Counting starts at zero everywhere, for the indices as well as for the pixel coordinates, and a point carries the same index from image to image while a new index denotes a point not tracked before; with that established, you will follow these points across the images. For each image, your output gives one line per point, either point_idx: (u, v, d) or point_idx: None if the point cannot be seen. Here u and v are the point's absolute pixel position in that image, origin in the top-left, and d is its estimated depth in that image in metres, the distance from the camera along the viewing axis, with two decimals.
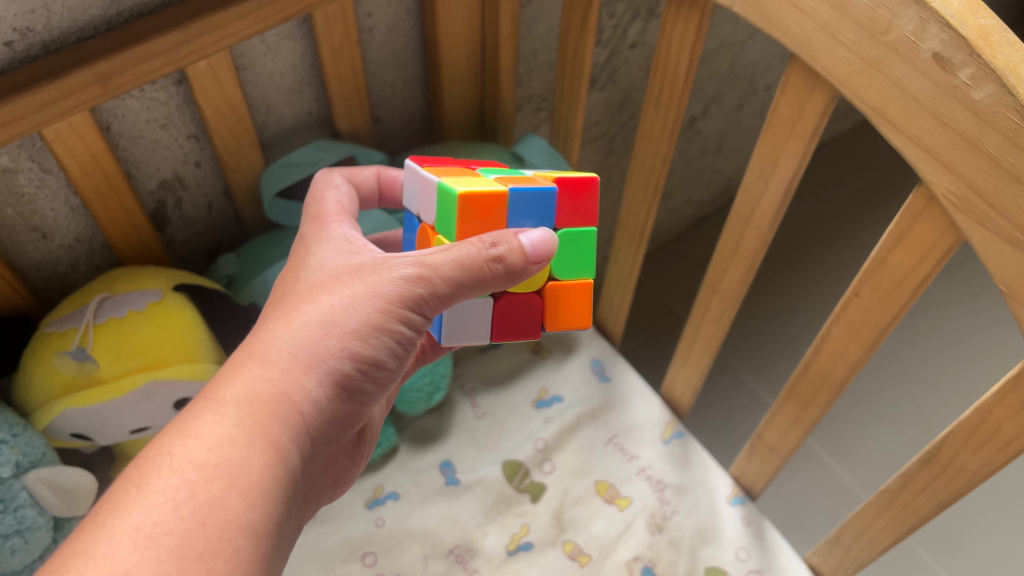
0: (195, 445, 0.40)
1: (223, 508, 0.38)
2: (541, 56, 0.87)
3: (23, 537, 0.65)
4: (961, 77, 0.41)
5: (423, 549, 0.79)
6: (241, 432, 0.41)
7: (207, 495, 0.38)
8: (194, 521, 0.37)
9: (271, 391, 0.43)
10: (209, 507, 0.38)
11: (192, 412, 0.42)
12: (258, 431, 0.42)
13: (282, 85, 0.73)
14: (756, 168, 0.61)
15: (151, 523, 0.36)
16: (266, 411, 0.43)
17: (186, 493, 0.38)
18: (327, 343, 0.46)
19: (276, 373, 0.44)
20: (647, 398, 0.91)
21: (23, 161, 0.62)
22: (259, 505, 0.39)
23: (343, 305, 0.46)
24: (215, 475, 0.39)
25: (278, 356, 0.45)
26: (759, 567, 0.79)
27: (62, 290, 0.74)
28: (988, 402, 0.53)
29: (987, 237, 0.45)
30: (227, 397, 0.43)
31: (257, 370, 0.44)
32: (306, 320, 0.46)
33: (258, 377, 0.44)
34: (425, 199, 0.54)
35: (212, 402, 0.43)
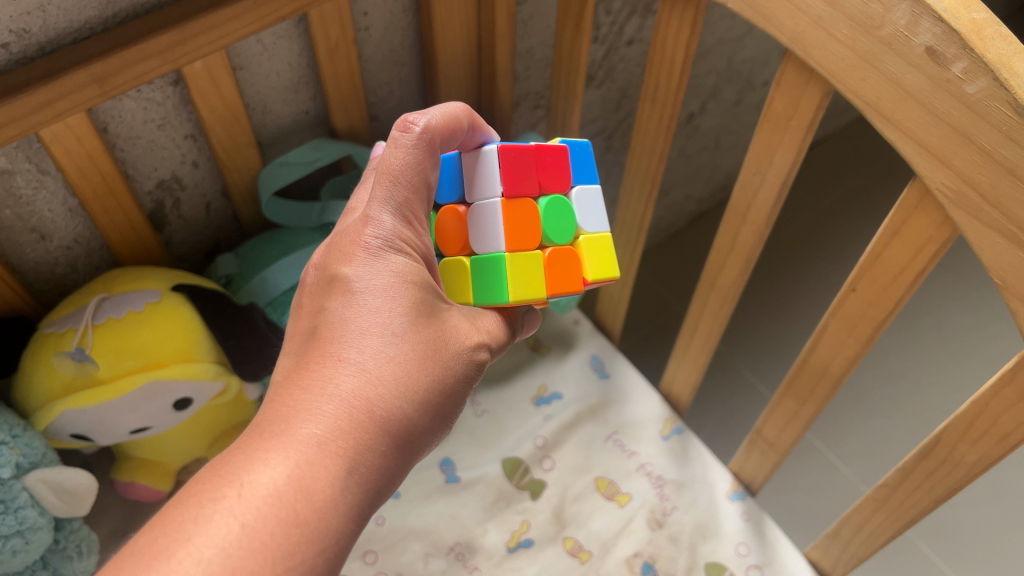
0: (283, 470, 0.41)
1: (305, 543, 0.39)
2: (537, 53, 0.87)
3: (24, 537, 0.65)
4: (953, 71, 0.41)
5: (424, 547, 0.79)
6: (334, 462, 0.42)
7: (310, 560, 0.39)
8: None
9: (361, 418, 0.44)
10: (306, 572, 0.39)
11: (287, 452, 0.41)
12: (350, 463, 0.43)
13: (279, 84, 0.73)
14: (752, 163, 0.61)
15: (232, 550, 0.37)
16: (358, 443, 0.43)
17: (273, 524, 0.39)
18: (417, 375, 0.47)
19: (364, 398, 0.45)
20: (647, 394, 0.91)
21: (20, 162, 0.62)
22: (338, 542, 0.41)
23: (427, 336, 0.48)
24: (305, 508, 0.40)
25: (367, 379, 0.45)
26: (759, 563, 0.80)
27: (61, 291, 0.74)
28: (985, 395, 0.53)
29: (982, 230, 0.45)
30: (319, 420, 0.43)
31: (345, 392, 0.44)
32: (395, 346, 0.47)
33: (347, 401, 0.44)
34: (483, 226, 0.56)
35: (300, 421, 0.43)
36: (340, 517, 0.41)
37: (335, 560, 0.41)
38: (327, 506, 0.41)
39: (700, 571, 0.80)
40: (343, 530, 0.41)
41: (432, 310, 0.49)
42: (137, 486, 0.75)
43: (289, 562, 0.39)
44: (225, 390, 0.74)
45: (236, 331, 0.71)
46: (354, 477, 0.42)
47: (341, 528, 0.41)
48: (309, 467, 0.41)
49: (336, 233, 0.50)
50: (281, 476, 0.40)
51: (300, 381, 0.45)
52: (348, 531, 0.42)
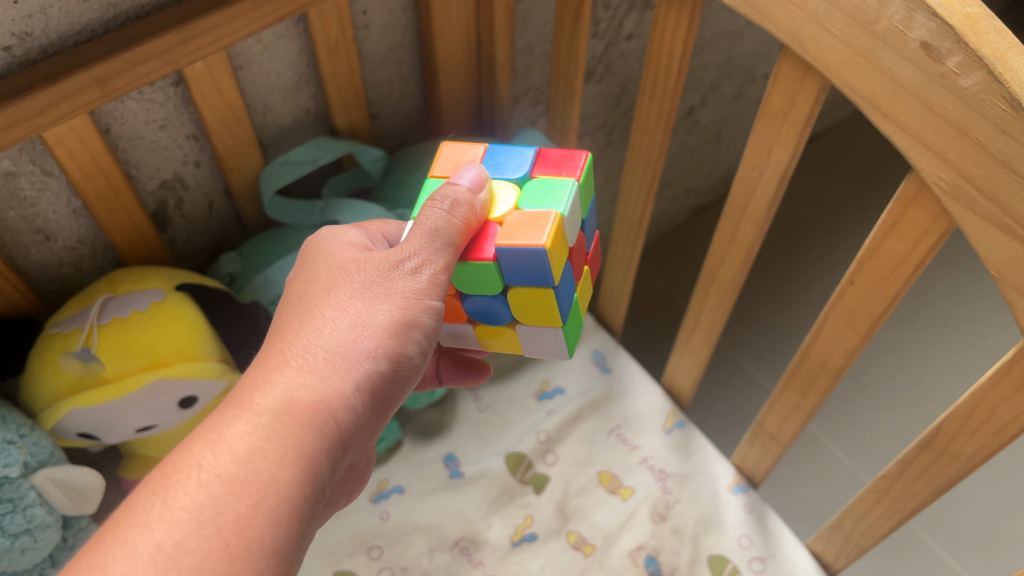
0: (225, 456, 0.43)
1: (248, 527, 0.41)
2: (537, 50, 0.87)
3: (33, 535, 0.66)
4: (948, 66, 0.42)
5: (429, 542, 0.80)
6: (273, 444, 0.44)
7: (237, 512, 0.41)
8: (222, 541, 0.40)
9: (304, 400, 0.46)
10: (235, 525, 0.41)
11: (209, 427, 0.45)
12: (292, 444, 0.45)
13: (279, 83, 0.73)
14: (750, 158, 0.61)
15: (174, 542, 0.40)
16: (300, 422, 0.46)
17: (212, 511, 0.41)
18: (358, 351, 0.49)
19: (307, 381, 0.47)
20: (648, 388, 0.91)
21: (24, 164, 0.63)
22: (284, 521, 0.43)
23: (367, 313, 0.50)
24: (243, 491, 0.42)
25: (309, 363, 0.48)
26: (761, 554, 0.80)
27: (66, 291, 0.75)
28: (983, 386, 0.54)
29: (978, 223, 0.45)
30: (261, 406, 0.45)
31: (288, 379, 0.47)
32: (333, 329, 0.49)
33: (290, 386, 0.47)
34: None
35: (246, 409, 0.45)
36: (266, 466, 0.43)
37: (271, 506, 0.42)
38: (248, 458, 0.43)
39: (703, 563, 0.80)
40: (275, 477, 0.43)
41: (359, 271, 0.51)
42: None
43: (216, 518, 0.41)
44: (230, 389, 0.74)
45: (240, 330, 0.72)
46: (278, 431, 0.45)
47: (287, 506, 0.43)
48: (230, 430, 0.44)
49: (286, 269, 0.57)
50: (222, 461, 0.43)
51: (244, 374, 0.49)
52: (295, 507, 0.44)
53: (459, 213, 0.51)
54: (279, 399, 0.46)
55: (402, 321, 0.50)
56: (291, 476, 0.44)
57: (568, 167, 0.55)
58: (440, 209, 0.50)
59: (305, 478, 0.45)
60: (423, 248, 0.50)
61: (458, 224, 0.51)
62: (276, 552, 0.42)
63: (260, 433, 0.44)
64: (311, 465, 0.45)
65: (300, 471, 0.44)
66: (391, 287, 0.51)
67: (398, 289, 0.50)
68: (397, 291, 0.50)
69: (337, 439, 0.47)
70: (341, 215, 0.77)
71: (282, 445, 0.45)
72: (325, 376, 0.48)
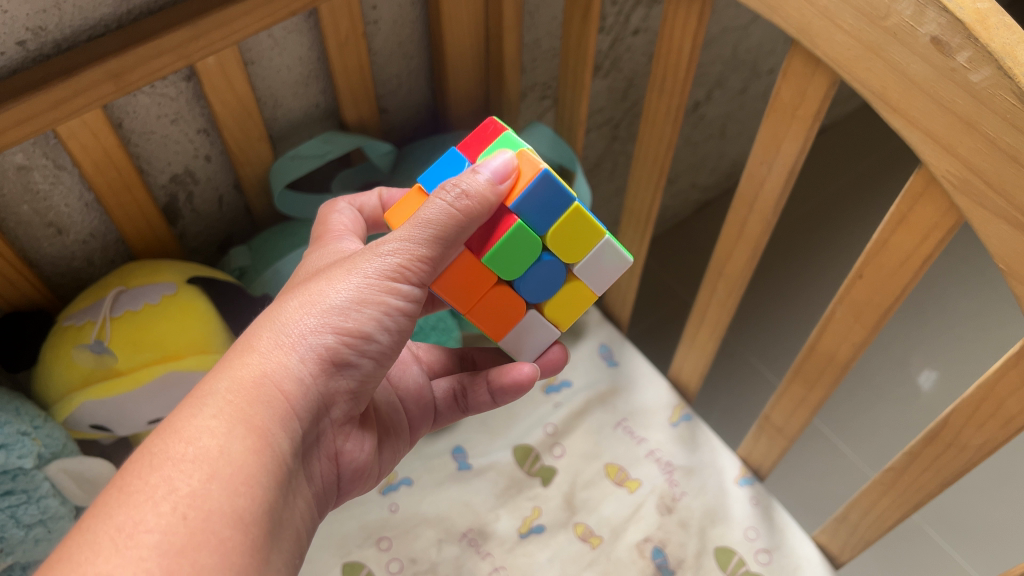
0: (176, 439, 0.43)
1: (204, 501, 0.41)
2: (544, 44, 0.88)
3: (47, 526, 0.67)
4: (958, 61, 0.42)
5: (437, 533, 0.80)
6: (221, 421, 0.44)
7: (192, 484, 0.41)
8: (178, 516, 0.40)
9: (254, 376, 0.47)
10: (182, 494, 0.41)
11: (165, 417, 0.45)
12: (239, 419, 0.45)
13: (290, 78, 0.74)
14: (758, 153, 0.61)
15: (131, 524, 0.39)
16: (247, 397, 0.46)
17: (165, 490, 0.41)
18: (312, 322, 0.49)
19: (260, 359, 0.48)
20: (655, 381, 0.92)
21: (38, 158, 0.63)
22: (241, 494, 0.42)
23: (326, 287, 0.50)
24: (196, 467, 0.42)
25: (264, 342, 0.48)
26: (767, 547, 0.81)
27: (78, 284, 0.75)
28: (990, 378, 0.54)
29: (987, 216, 0.46)
30: (209, 389, 0.46)
31: (243, 357, 0.48)
32: (291, 305, 0.50)
33: (244, 364, 0.47)
34: None
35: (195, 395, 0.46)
36: (217, 440, 0.43)
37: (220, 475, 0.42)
38: (197, 436, 0.43)
39: (709, 556, 0.81)
40: (224, 449, 0.43)
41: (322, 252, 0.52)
42: None
43: (173, 494, 0.40)
44: None
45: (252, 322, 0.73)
46: (229, 408, 0.45)
47: (243, 478, 0.43)
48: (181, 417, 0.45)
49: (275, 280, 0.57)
50: (174, 442, 0.43)
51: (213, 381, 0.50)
52: (251, 478, 0.43)
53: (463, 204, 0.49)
54: (229, 381, 0.46)
55: (368, 290, 0.50)
56: (243, 449, 0.44)
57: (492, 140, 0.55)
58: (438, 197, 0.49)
59: (258, 452, 0.45)
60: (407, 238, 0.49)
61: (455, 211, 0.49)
62: (238, 522, 0.41)
63: (208, 414, 0.44)
64: (262, 438, 0.45)
65: (251, 444, 0.44)
66: (354, 262, 0.51)
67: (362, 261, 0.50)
68: (361, 263, 0.50)
69: (286, 411, 0.47)
70: None
71: (230, 418, 0.45)
72: (283, 359, 0.48)
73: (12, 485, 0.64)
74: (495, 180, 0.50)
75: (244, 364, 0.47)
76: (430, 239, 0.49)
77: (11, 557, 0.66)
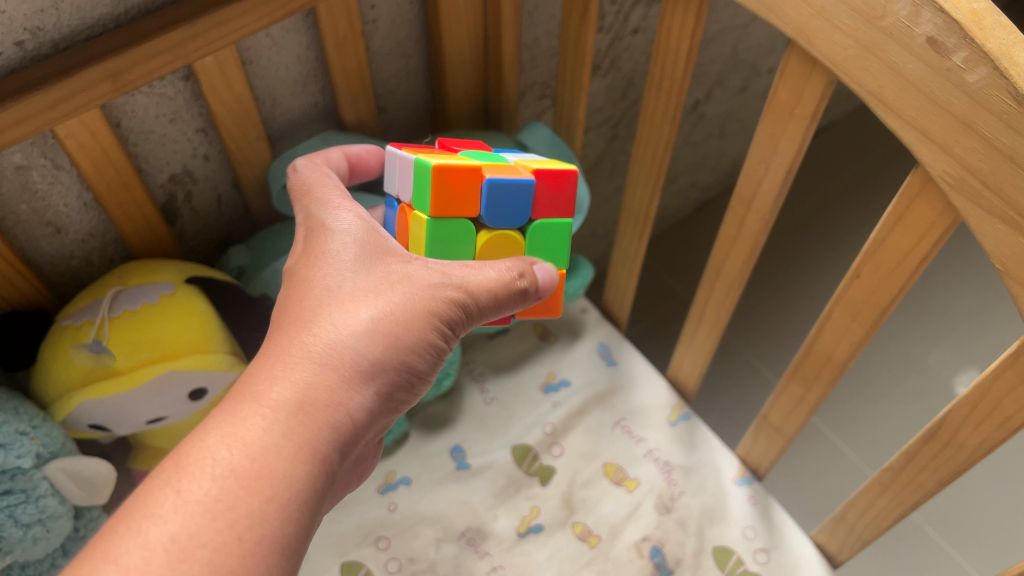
0: (239, 452, 0.42)
1: (259, 523, 0.40)
2: (543, 44, 0.88)
3: (46, 525, 0.67)
4: (954, 61, 0.42)
5: (435, 533, 0.81)
6: (287, 441, 0.44)
7: (255, 503, 0.41)
8: (234, 535, 0.39)
9: (321, 398, 0.46)
10: (244, 518, 0.40)
11: (222, 420, 0.44)
12: (305, 442, 0.44)
13: (288, 77, 0.74)
14: (756, 152, 0.61)
15: (187, 535, 0.39)
16: (314, 420, 0.45)
17: (224, 506, 0.40)
18: (380, 354, 0.49)
19: (327, 379, 0.47)
20: (654, 381, 0.92)
21: (36, 158, 0.63)
22: (295, 522, 0.42)
23: (394, 316, 0.50)
24: (257, 488, 0.41)
25: (330, 362, 0.47)
26: (765, 546, 0.81)
27: (77, 284, 0.75)
28: (988, 378, 0.54)
29: (984, 216, 0.46)
30: (276, 403, 0.45)
31: (308, 373, 0.46)
32: (358, 327, 0.49)
33: (308, 381, 0.46)
34: (402, 178, 0.56)
35: (259, 404, 0.44)
36: (280, 463, 0.43)
37: (281, 502, 0.42)
38: (263, 454, 0.42)
39: (708, 555, 0.81)
40: (287, 474, 0.42)
41: (385, 272, 0.51)
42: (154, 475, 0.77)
43: (231, 511, 0.40)
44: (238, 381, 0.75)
45: None
46: (294, 426, 0.44)
47: (303, 507, 0.43)
48: (243, 427, 0.43)
49: (297, 247, 0.53)
50: (237, 457, 0.42)
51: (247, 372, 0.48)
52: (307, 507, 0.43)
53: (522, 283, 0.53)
54: (295, 396, 0.45)
55: (428, 332, 0.50)
56: (304, 475, 0.43)
57: (563, 201, 0.57)
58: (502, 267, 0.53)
59: (317, 480, 0.44)
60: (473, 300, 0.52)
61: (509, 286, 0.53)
62: (287, 550, 0.41)
63: (274, 430, 0.44)
64: (322, 466, 0.44)
65: (313, 471, 0.44)
66: (419, 296, 0.51)
67: (428, 300, 0.51)
68: (426, 301, 0.51)
69: (346, 439, 0.46)
70: None
71: (296, 439, 0.44)
72: (347, 386, 0.47)
73: (11, 484, 0.64)
74: (545, 287, 0.55)
75: (309, 377, 0.46)
76: (491, 304, 0.53)
77: (9, 556, 0.66)
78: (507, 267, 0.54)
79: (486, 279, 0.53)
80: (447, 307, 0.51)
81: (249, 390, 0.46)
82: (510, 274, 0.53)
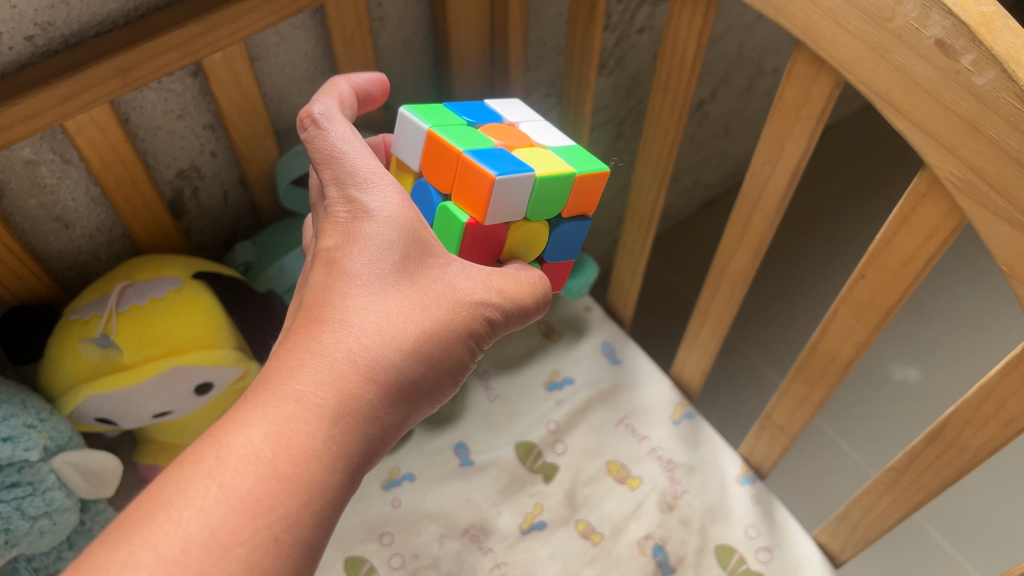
0: (281, 448, 0.40)
1: (294, 530, 0.38)
2: (549, 42, 0.88)
3: (52, 518, 0.67)
4: (962, 63, 0.42)
5: (439, 529, 0.81)
6: (328, 447, 0.41)
7: (294, 509, 0.39)
8: (271, 538, 0.37)
9: (361, 404, 0.44)
10: (286, 524, 0.38)
11: (262, 411, 0.41)
12: (345, 452, 0.42)
13: (296, 74, 0.74)
14: (762, 152, 0.61)
15: (226, 532, 0.37)
16: (353, 428, 0.43)
17: (264, 508, 0.38)
18: (417, 364, 0.47)
19: (367, 383, 0.44)
20: (657, 380, 0.92)
21: (45, 152, 0.63)
22: (324, 532, 0.40)
23: (432, 323, 0.48)
24: (297, 492, 0.39)
25: (372, 364, 0.45)
26: (768, 545, 0.81)
27: (84, 278, 0.76)
28: (991, 380, 0.55)
29: (990, 218, 0.46)
30: (318, 403, 0.42)
31: (350, 374, 0.44)
32: (400, 331, 0.46)
33: (352, 382, 0.44)
34: (546, 134, 0.64)
35: (300, 401, 0.42)
36: (321, 470, 0.40)
37: (319, 509, 0.40)
38: (305, 458, 0.40)
39: (710, 553, 0.81)
40: (326, 481, 0.40)
41: (428, 277, 0.49)
42: (159, 469, 0.77)
43: (272, 514, 0.38)
44: (244, 376, 0.75)
45: (256, 317, 0.74)
46: (338, 430, 0.42)
47: (332, 516, 0.41)
48: (287, 424, 0.41)
49: (331, 224, 0.49)
50: (278, 453, 0.39)
51: (272, 363, 0.45)
52: (335, 516, 0.41)
53: (531, 290, 0.55)
54: (336, 397, 0.43)
55: (460, 344, 0.50)
56: (338, 485, 0.41)
57: None
58: (520, 281, 0.55)
59: (346, 491, 0.42)
60: (498, 319, 0.52)
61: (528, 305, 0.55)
62: (312, 560, 0.39)
63: (317, 434, 0.41)
64: (354, 476, 0.43)
65: (346, 481, 0.42)
66: (457, 306, 0.50)
67: (464, 312, 0.50)
68: (463, 313, 0.50)
69: (375, 449, 0.45)
70: None
71: (337, 445, 0.42)
72: (383, 390, 0.45)
73: (18, 477, 0.64)
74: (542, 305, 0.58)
75: (350, 376, 0.44)
76: (508, 322, 0.53)
77: (16, 549, 0.66)
78: (525, 281, 0.55)
79: (513, 295, 0.54)
80: (479, 322, 0.51)
81: (286, 378, 0.43)
82: (528, 292, 0.55)
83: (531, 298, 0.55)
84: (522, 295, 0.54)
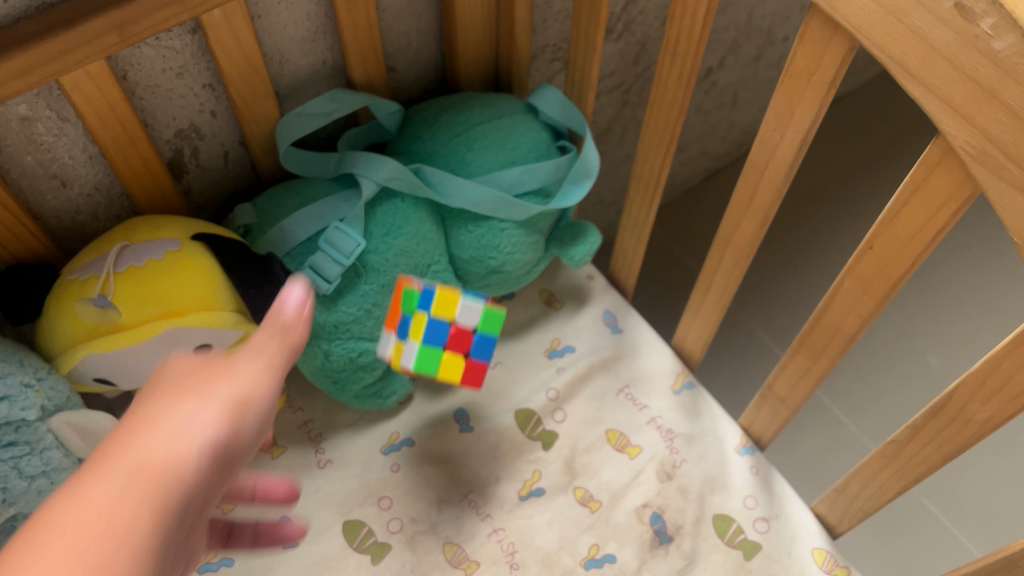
0: (150, 443, 0.38)
1: (164, 514, 0.36)
2: (556, 5, 0.86)
3: (50, 478, 0.67)
4: (982, 28, 0.41)
5: (438, 494, 0.81)
6: (191, 442, 0.39)
7: (161, 496, 0.36)
8: (142, 519, 0.35)
9: (222, 423, 0.41)
10: (157, 513, 0.36)
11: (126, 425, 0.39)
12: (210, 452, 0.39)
13: (297, 33, 0.72)
14: (772, 118, 0.60)
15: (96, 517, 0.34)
16: (219, 445, 0.40)
17: (127, 498, 0.35)
18: (251, 426, 0.43)
19: (217, 400, 0.41)
20: (658, 349, 0.91)
21: (41, 109, 0.62)
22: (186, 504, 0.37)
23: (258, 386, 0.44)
24: (163, 477, 0.37)
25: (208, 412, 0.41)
26: (766, 515, 0.81)
27: (83, 238, 0.75)
28: (999, 354, 0.54)
29: (1004, 188, 0.45)
30: (183, 422, 0.39)
31: (199, 405, 0.41)
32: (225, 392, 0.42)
33: (200, 412, 0.40)
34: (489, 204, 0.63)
35: (151, 415, 0.39)
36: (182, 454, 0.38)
37: (184, 495, 0.37)
38: (167, 450, 0.38)
39: (708, 522, 0.81)
40: (189, 468, 0.38)
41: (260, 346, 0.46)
42: None
43: (133, 498, 0.35)
44: None
45: (255, 280, 0.72)
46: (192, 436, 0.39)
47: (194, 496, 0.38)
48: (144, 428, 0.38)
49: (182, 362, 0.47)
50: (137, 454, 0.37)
51: (136, 401, 0.40)
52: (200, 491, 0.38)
53: (289, 339, 0.48)
54: (189, 412, 0.40)
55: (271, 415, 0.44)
56: (206, 475, 0.39)
57: None
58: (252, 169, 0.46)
59: (208, 487, 0.39)
60: (278, 365, 0.46)
61: (291, 343, 0.48)
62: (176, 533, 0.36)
63: (186, 434, 0.39)
64: (219, 464, 0.40)
65: (212, 474, 0.39)
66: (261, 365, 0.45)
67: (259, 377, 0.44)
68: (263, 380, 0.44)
69: (233, 460, 0.41)
70: (356, 167, 0.76)
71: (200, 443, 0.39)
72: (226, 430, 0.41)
73: (16, 436, 0.64)
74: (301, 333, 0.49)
75: (197, 404, 0.41)
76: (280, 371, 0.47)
77: (14, 508, 0.66)
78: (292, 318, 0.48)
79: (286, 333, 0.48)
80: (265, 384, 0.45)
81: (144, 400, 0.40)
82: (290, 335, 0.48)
83: (300, 329, 0.48)
84: (283, 334, 0.47)
